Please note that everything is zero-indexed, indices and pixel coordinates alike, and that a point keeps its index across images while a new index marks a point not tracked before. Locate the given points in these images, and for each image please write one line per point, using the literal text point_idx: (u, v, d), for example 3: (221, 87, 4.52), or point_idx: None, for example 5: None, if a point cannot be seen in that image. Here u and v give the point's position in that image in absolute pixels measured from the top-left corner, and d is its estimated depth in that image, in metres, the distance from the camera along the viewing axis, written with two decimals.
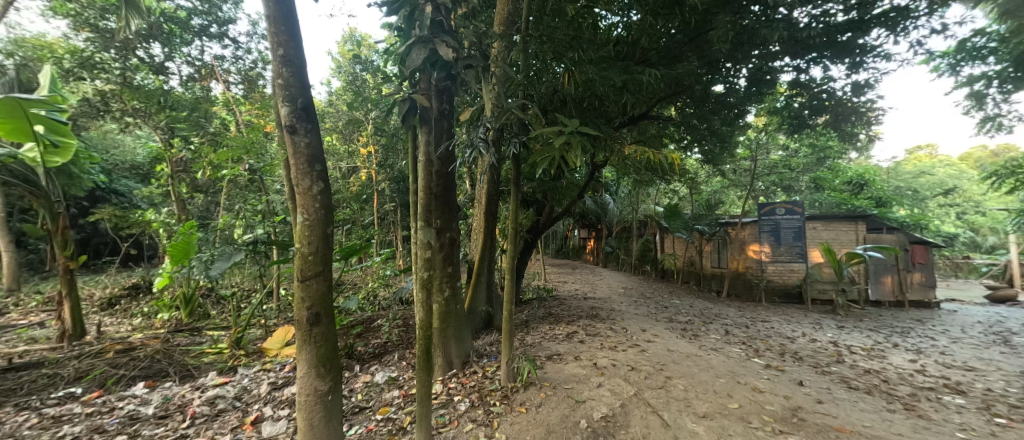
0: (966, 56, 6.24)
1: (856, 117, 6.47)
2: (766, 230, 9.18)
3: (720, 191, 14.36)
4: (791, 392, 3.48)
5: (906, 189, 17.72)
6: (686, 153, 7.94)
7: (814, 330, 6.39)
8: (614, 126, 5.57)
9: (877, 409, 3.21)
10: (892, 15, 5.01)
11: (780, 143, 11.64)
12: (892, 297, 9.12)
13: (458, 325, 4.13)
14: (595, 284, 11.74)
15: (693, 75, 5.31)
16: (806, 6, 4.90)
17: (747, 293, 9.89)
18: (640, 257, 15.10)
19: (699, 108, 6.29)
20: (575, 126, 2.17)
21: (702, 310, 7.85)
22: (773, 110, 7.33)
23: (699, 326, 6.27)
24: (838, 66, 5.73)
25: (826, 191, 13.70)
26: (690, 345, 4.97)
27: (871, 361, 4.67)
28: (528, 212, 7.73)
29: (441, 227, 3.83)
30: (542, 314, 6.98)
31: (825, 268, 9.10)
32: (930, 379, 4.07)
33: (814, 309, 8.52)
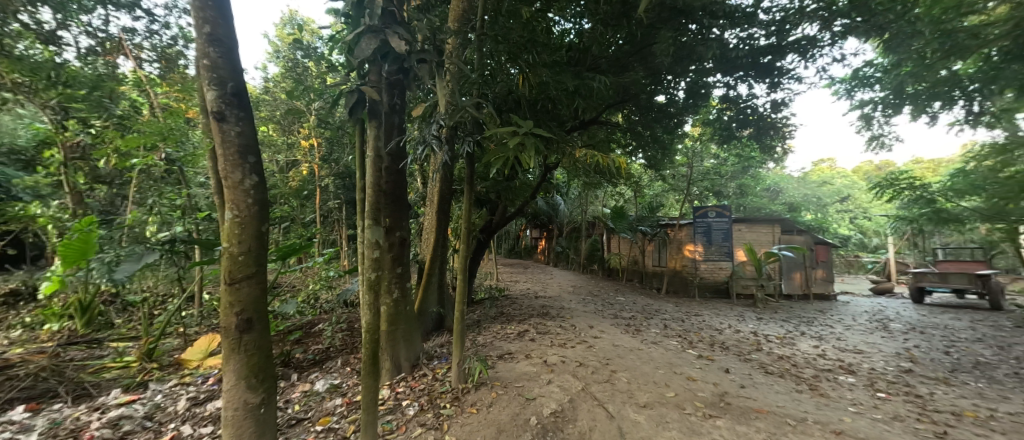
0: (858, 83, 7.28)
1: (774, 131, 7.28)
2: (699, 231, 9.95)
3: (661, 194, 15.41)
4: (719, 379, 3.82)
5: (812, 196, 20.32)
6: (631, 158, 8.40)
7: (739, 322, 7.08)
8: (566, 129, 5.75)
9: (789, 390, 3.64)
10: (803, 43, 5.70)
11: (712, 153, 12.76)
12: (800, 291, 10.40)
13: (407, 328, 4.01)
14: (546, 283, 12.01)
15: (639, 85, 5.64)
16: (735, 29, 5.41)
17: (683, 289, 10.69)
18: (588, 257, 15.70)
19: (643, 116, 6.69)
20: (530, 128, 2.19)
21: (644, 306, 8.36)
22: (707, 122, 8.01)
23: (641, 321, 6.67)
24: (760, 86, 6.40)
25: (750, 196, 15.26)
26: (633, 339, 5.27)
27: (783, 348, 5.28)
28: (481, 211, 7.71)
29: (390, 226, 3.69)
30: (494, 314, 7.01)
31: (748, 266, 10.11)
32: (829, 362, 4.70)
33: (738, 303, 9.46)
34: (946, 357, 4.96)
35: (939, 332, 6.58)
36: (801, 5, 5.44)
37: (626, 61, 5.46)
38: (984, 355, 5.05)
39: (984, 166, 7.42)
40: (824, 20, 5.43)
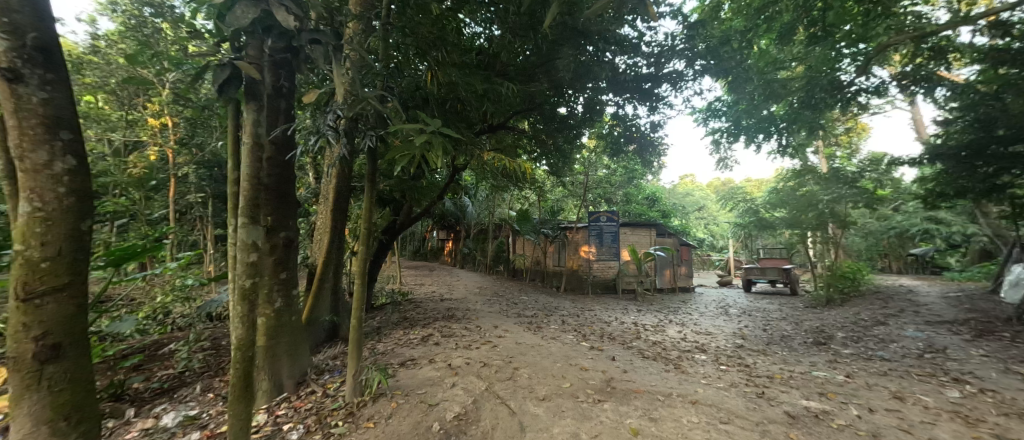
0: (710, 114, 8.93)
1: (652, 148, 8.50)
2: (592, 234, 11.02)
3: (561, 199, 16.57)
4: (607, 366, 4.27)
5: (679, 205, 24.19)
6: (535, 164, 8.85)
7: (623, 314, 8.01)
8: (474, 132, 5.80)
9: (660, 371, 4.25)
10: (674, 76, 6.77)
11: (605, 163, 14.20)
12: (669, 285, 12.28)
13: (295, 341, 3.56)
14: (453, 285, 11.86)
15: (543, 95, 5.98)
16: (623, 55, 6.22)
17: (578, 287, 11.58)
18: (494, 258, 15.99)
19: (547, 125, 7.12)
20: (440, 127, 2.13)
21: (545, 304, 8.89)
22: (601, 135, 8.89)
23: (541, 319, 7.07)
24: (642, 108, 7.36)
25: (632, 203, 17.47)
26: (534, 336, 5.55)
27: (656, 335, 6.16)
28: (384, 210, 7.26)
29: (272, 226, 3.20)
30: (396, 319, 6.65)
31: (631, 264, 11.54)
32: (689, 343, 5.64)
33: (623, 297, 10.73)
34: (764, 334, 6.38)
35: (760, 314, 8.43)
36: (673, 43, 6.44)
37: (532, 71, 5.71)
38: (785, 330, 6.64)
39: (788, 187, 9.78)
40: (688, 59, 6.53)
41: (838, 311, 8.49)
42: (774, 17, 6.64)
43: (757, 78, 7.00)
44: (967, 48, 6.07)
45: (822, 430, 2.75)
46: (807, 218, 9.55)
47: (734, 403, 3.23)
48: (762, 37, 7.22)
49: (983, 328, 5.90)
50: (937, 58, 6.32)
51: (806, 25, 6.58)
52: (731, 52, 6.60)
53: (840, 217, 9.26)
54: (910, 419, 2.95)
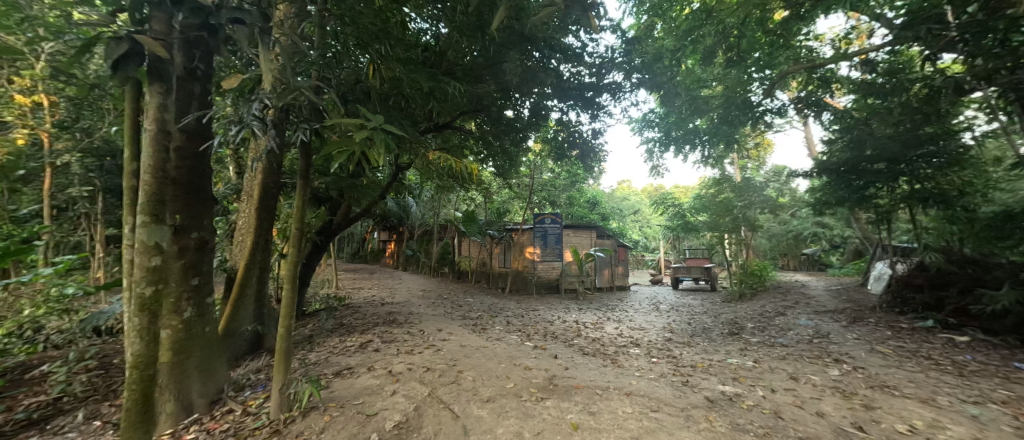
0: (644, 124, 9.64)
1: (593, 154, 8.95)
2: (537, 235, 11.27)
3: (507, 201, 16.74)
4: (549, 364, 4.39)
5: (616, 209, 25.69)
6: (482, 165, 8.85)
7: (565, 313, 8.30)
8: (419, 130, 5.64)
9: (598, 366, 4.48)
10: (614, 87, 7.18)
11: (549, 167, 14.63)
12: (608, 284, 12.98)
13: (211, 356, 3.15)
14: (394, 288, 11.35)
15: (490, 97, 6.00)
16: (568, 63, 6.57)
17: (523, 288, 11.75)
18: (439, 260, 15.64)
19: (494, 128, 7.16)
20: (384, 123, 1.93)
21: (490, 305, 8.91)
22: (545, 139, 9.14)
23: (487, 320, 7.07)
24: (585, 115, 7.72)
25: (575, 206, 18.20)
26: (479, 338, 5.53)
27: (595, 332, 6.47)
28: (319, 210, 6.76)
29: (185, 225, 2.73)
30: (331, 326, 6.22)
31: (573, 265, 11.99)
32: (624, 339, 6.01)
33: (565, 297, 11.12)
34: (688, 327, 6.99)
35: (686, 309, 9.24)
36: (613, 56, 6.85)
37: (479, 72, 5.69)
38: (707, 323, 7.33)
39: (710, 193, 10.85)
40: (626, 72, 6.97)
41: (748, 304, 9.60)
42: (698, 40, 7.42)
43: (684, 94, 7.70)
44: (846, 80, 7.24)
45: (735, 411, 3.08)
46: (724, 222, 10.70)
47: (663, 392, 3.50)
48: (689, 57, 7.96)
49: (855, 315, 7.05)
50: (824, 86, 7.45)
51: (724, 49, 7.37)
52: (662, 68, 7.22)
53: (750, 221, 10.50)
54: (803, 396, 3.41)
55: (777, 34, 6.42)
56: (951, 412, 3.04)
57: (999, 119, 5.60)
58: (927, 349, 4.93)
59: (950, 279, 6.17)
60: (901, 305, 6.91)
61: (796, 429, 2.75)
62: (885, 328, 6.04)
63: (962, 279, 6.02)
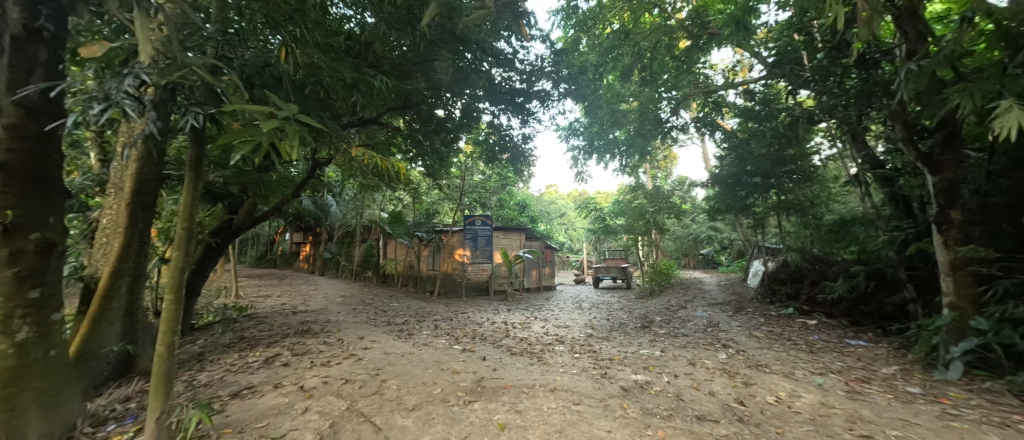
0: (570, 132, 10.20)
1: (522, 158, 9.19)
2: (467, 237, 11.18)
3: (437, 202, 16.31)
4: (478, 366, 4.38)
5: (544, 212, 26.65)
6: (410, 164, 8.56)
7: (494, 315, 8.37)
8: (341, 124, 5.23)
9: (525, 365, 4.60)
10: (543, 94, 7.48)
11: (481, 169, 14.63)
12: (536, 285, 13.41)
13: (58, 387, 2.51)
14: (309, 295, 10.34)
15: (420, 94, 5.81)
16: (499, 68, 6.71)
17: (452, 291, 11.55)
18: (361, 264, 14.64)
19: (423, 126, 6.97)
20: (297, 112, 1.62)
21: (417, 310, 8.59)
22: (477, 141, 9.13)
23: (413, 325, 6.80)
24: (515, 120, 7.92)
25: (505, 209, 18.45)
26: (405, 344, 5.30)
27: (523, 331, 6.63)
28: (214, 207, 5.88)
29: (20, 224, 2.16)
30: (229, 340, 5.44)
31: (503, 266, 12.15)
32: (550, 337, 6.25)
33: (495, 298, 11.21)
34: (607, 323, 7.53)
35: (605, 306, 9.94)
36: (542, 65, 7.13)
37: (408, 68, 5.47)
38: (623, 319, 7.97)
39: (626, 199, 11.85)
40: (554, 80, 7.31)
41: (657, 300, 10.67)
42: (617, 59, 8.10)
43: (606, 107, 8.37)
44: (732, 106, 8.43)
45: (646, 397, 3.39)
46: (638, 225, 11.77)
47: (584, 385, 3.71)
48: (610, 73, 8.61)
49: (739, 306, 8.27)
50: (716, 109, 8.64)
51: (640, 69, 8.15)
52: (587, 81, 7.76)
53: (660, 225, 11.70)
54: (699, 379, 3.90)
55: (680, 60, 7.50)
56: (805, 383, 3.73)
57: (837, 147, 7.03)
58: (789, 332, 5.97)
59: (805, 273, 7.58)
60: (772, 296, 8.28)
61: (693, 408, 3.13)
62: (760, 316, 7.19)
63: (813, 274, 7.42)
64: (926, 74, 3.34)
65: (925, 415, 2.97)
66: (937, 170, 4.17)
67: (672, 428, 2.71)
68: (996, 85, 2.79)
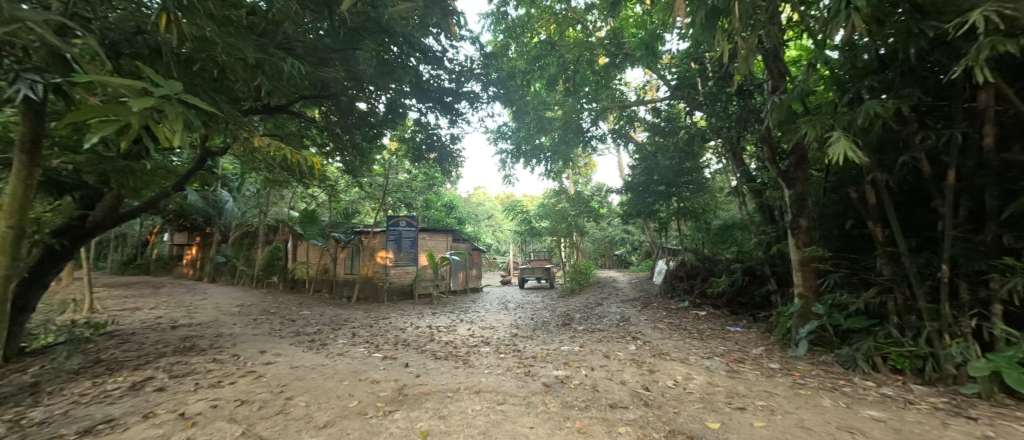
0: (498, 135, 10.38)
1: (450, 159, 9.12)
2: (390, 239, 10.63)
3: (358, 201, 15.24)
4: (399, 374, 4.18)
5: (472, 213, 26.60)
6: (326, 159, 7.85)
7: (418, 319, 8.07)
8: (241, 109, 4.60)
9: (450, 368, 4.51)
10: (471, 96, 7.68)
11: (406, 168, 14.02)
12: (462, 287, 13.30)
13: None
14: (195, 306, 8.85)
15: (340, 85, 5.37)
16: (427, 65, 6.65)
17: (373, 296, 10.88)
18: (264, 268, 13.00)
19: (343, 118, 6.50)
20: (182, 94, 1.37)
21: (331, 317, 7.89)
22: (402, 139, 8.65)
23: (326, 334, 6.23)
24: (444, 119, 7.96)
25: (432, 209, 18.03)
26: (317, 356, 4.83)
27: (449, 335, 6.50)
28: (60, 200, 4.71)
29: None
30: (78, 365, 4.39)
31: (428, 269, 11.81)
32: (476, 339, 6.24)
33: (419, 302, 10.84)
34: (531, 322, 7.78)
35: (530, 306, 10.27)
36: (471, 66, 7.44)
37: (326, 55, 5.05)
38: (546, 318, 8.31)
39: (550, 203, 12.61)
40: (483, 83, 7.67)
41: (577, 298, 11.31)
42: (544, 67, 8.55)
43: (532, 113, 8.81)
44: (643, 121, 9.27)
45: (565, 391, 3.56)
46: (561, 228, 12.43)
47: (508, 385, 3.77)
48: (536, 81, 8.98)
49: (646, 302, 9.18)
50: (629, 123, 9.40)
51: (564, 79, 8.65)
52: (515, 86, 8.18)
53: (580, 228, 12.47)
54: (612, 370, 4.23)
55: (599, 75, 8.03)
56: (696, 366, 4.28)
57: (722, 163, 8.22)
58: (686, 323, 6.81)
59: (697, 271, 8.73)
60: (672, 292, 9.35)
61: (606, 397, 3.38)
62: (663, 310, 8.06)
63: (704, 271, 8.58)
64: (785, 106, 4.09)
65: (782, 385, 3.62)
66: (792, 185, 5.12)
67: (588, 417, 2.89)
68: (831, 120, 3.52)
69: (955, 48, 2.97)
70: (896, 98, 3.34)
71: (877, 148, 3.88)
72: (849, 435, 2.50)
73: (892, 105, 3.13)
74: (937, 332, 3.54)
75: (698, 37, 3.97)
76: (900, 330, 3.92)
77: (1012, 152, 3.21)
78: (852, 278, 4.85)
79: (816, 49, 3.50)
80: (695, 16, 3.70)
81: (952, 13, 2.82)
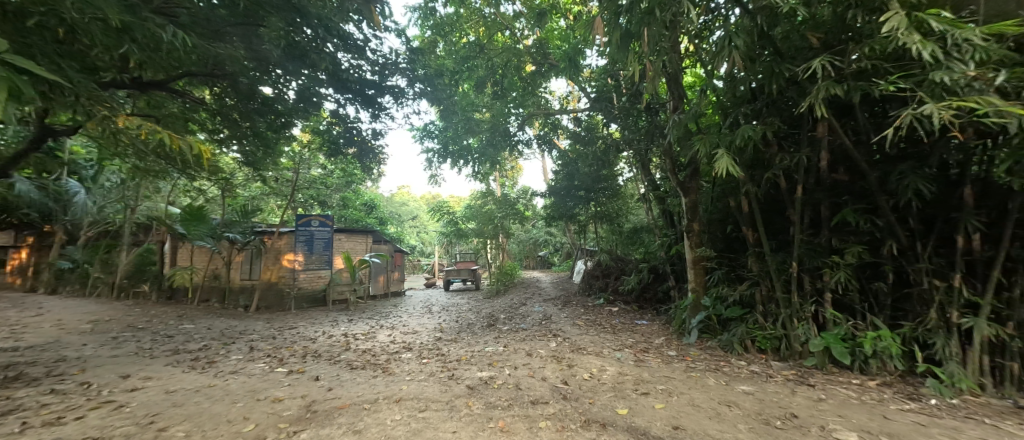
0: (424, 134, 10.09)
1: (372, 155, 8.62)
2: (300, 240, 9.56)
3: (259, 197, 13.48)
4: (308, 389, 3.78)
5: (395, 213, 25.44)
6: (220, 148, 6.81)
7: (332, 327, 7.42)
8: (102, 82, 3.77)
9: (367, 379, 4.22)
10: (396, 91, 7.41)
11: (320, 163, 12.86)
12: (382, 291, 12.60)
13: None
14: (24, 324, 6.97)
15: (239, 65, 4.72)
16: (346, 53, 6.26)
17: (277, 303, 9.73)
18: (131, 275, 10.77)
19: (242, 103, 5.71)
20: (9, 58, 1.09)
21: (224, 330, 6.85)
22: (316, 131, 7.89)
23: (215, 351, 5.38)
24: (365, 112, 7.55)
25: (350, 208, 16.82)
26: (202, 377, 4.14)
27: (366, 343, 6.09)
28: None
29: None
30: None
31: (345, 272, 10.93)
32: (397, 345, 5.95)
33: (333, 309, 10.00)
34: (455, 325, 7.68)
35: (455, 309, 10.15)
36: (396, 60, 7.21)
37: (222, 29, 4.41)
38: (470, 320, 8.28)
39: (477, 204, 12.67)
40: (409, 78, 7.49)
41: (502, 299, 11.51)
42: (473, 69, 8.65)
43: (460, 113, 8.76)
44: (566, 129, 9.79)
45: (489, 392, 3.58)
46: (487, 229, 12.55)
47: (431, 390, 3.67)
48: (464, 82, 8.99)
49: (566, 300, 9.71)
50: (553, 130, 9.84)
51: (492, 83, 8.82)
52: (443, 85, 8.07)
53: (506, 229, 12.72)
54: (534, 367, 4.37)
55: (526, 81, 8.34)
56: (609, 358, 4.65)
57: (632, 172, 9.07)
58: (601, 319, 7.34)
59: (611, 270, 9.51)
60: (589, 289, 10.04)
61: (527, 395, 3.48)
62: (580, 307, 8.59)
63: (616, 270, 9.38)
64: (683, 125, 4.67)
65: (678, 370, 4.11)
66: (687, 194, 5.86)
67: (510, 416, 2.94)
68: (717, 139, 4.11)
69: (803, 87, 3.69)
70: (764, 124, 4.04)
71: (750, 165, 4.63)
72: (728, 408, 2.93)
73: (760, 131, 3.76)
74: (789, 317, 4.34)
75: (613, 56, 4.33)
76: (764, 317, 4.74)
77: (838, 173, 4.09)
78: (730, 274, 5.72)
79: (707, 77, 4.06)
80: (611, 36, 4.02)
81: (801, 60, 3.51)
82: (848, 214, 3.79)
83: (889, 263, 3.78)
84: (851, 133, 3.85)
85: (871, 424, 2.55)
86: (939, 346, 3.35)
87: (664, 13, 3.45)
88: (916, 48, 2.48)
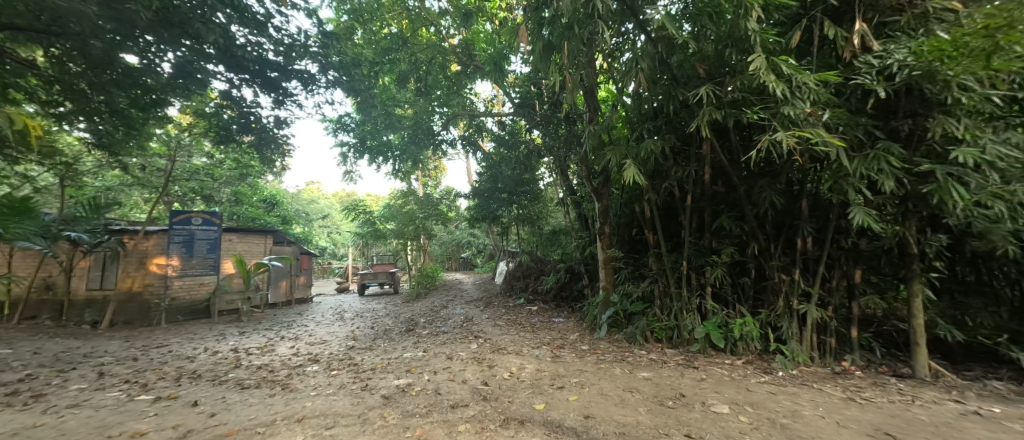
0: (339, 126, 9.26)
1: (274, 144, 7.64)
2: (176, 241, 8.25)
3: (116, 189, 10.97)
4: (183, 418, 3.19)
5: (302, 211, 23.04)
6: (58, 123, 5.39)
7: (217, 342, 6.39)
8: None
9: (262, 398, 3.71)
10: (304, 76, 6.70)
11: (206, 151, 11.05)
12: (284, 298, 11.26)
13: None
14: None
15: (90, 24, 3.81)
16: (242, 27, 5.48)
17: (141, 318, 8.07)
18: None
19: (94, 71, 4.62)
20: None
21: (60, 354, 5.43)
22: (199, 113, 6.74)
23: (44, 382, 4.22)
24: (266, 97, 6.72)
25: (244, 204, 14.70)
26: (23, 415, 3.21)
27: (261, 357, 5.36)
28: None
29: None
30: None
31: (236, 278, 9.49)
32: (300, 357, 5.36)
33: (220, 321, 8.65)
34: (370, 332, 7.20)
35: (370, 314, 9.53)
36: (305, 42, 6.52)
37: None
38: (387, 325, 7.84)
39: (397, 204, 12.17)
40: (320, 64, 6.84)
41: (421, 302, 11.15)
42: (394, 62, 8.25)
43: (380, 107, 8.27)
44: (490, 132, 9.90)
45: (406, 400, 3.43)
46: (407, 230, 12.06)
47: (340, 404, 3.38)
48: (386, 74, 8.59)
49: (487, 301, 9.79)
50: (478, 132, 9.84)
51: (415, 79, 8.52)
52: (361, 75, 7.57)
53: (427, 230, 12.39)
54: (454, 370, 4.31)
55: (451, 81, 8.24)
56: (528, 356, 4.80)
57: (552, 178, 9.55)
58: (520, 318, 7.55)
59: (531, 271, 9.89)
60: (510, 290, 10.26)
61: (447, 399, 3.41)
62: (501, 308, 8.73)
63: (536, 270, 9.74)
64: (597, 136, 5.06)
65: (590, 363, 4.41)
66: (600, 200, 6.35)
67: (428, 423, 2.84)
68: (625, 151, 4.53)
69: (692, 110, 4.25)
70: (662, 140, 4.56)
71: (652, 175, 5.17)
72: (631, 394, 3.23)
73: (660, 146, 4.24)
74: (680, 309, 4.96)
75: (536, 65, 4.50)
76: (661, 310, 5.34)
77: (718, 185, 4.79)
78: (635, 273, 6.31)
79: (617, 94, 4.45)
80: (534, 46, 4.16)
81: (692, 86, 4.04)
82: (725, 220, 4.47)
83: (752, 262, 4.54)
84: (726, 152, 4.56)
85: (738, 396, 3.04)
86: (785, 328, 4.15)
87: (581, 30, 3.75)
88: (771, 86, 3.06)
